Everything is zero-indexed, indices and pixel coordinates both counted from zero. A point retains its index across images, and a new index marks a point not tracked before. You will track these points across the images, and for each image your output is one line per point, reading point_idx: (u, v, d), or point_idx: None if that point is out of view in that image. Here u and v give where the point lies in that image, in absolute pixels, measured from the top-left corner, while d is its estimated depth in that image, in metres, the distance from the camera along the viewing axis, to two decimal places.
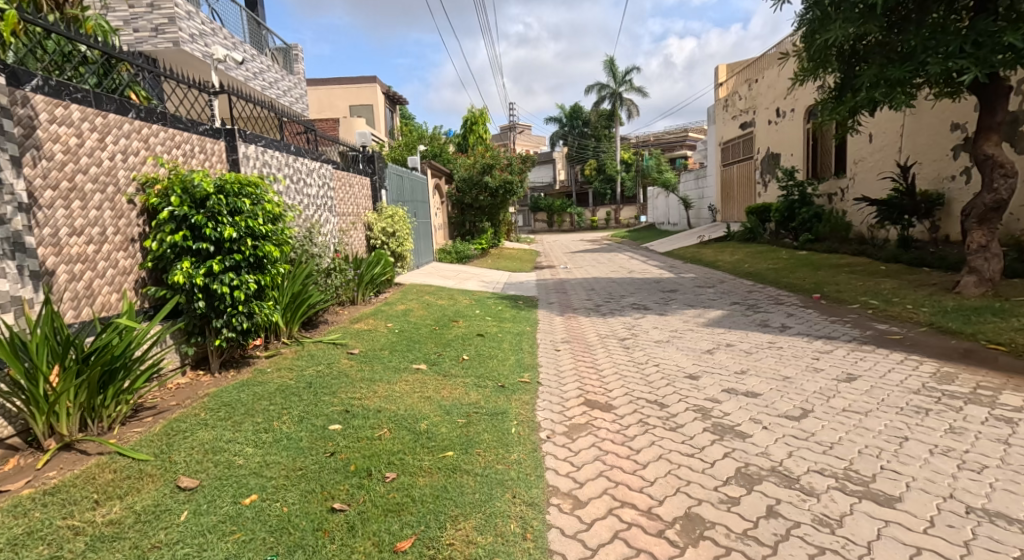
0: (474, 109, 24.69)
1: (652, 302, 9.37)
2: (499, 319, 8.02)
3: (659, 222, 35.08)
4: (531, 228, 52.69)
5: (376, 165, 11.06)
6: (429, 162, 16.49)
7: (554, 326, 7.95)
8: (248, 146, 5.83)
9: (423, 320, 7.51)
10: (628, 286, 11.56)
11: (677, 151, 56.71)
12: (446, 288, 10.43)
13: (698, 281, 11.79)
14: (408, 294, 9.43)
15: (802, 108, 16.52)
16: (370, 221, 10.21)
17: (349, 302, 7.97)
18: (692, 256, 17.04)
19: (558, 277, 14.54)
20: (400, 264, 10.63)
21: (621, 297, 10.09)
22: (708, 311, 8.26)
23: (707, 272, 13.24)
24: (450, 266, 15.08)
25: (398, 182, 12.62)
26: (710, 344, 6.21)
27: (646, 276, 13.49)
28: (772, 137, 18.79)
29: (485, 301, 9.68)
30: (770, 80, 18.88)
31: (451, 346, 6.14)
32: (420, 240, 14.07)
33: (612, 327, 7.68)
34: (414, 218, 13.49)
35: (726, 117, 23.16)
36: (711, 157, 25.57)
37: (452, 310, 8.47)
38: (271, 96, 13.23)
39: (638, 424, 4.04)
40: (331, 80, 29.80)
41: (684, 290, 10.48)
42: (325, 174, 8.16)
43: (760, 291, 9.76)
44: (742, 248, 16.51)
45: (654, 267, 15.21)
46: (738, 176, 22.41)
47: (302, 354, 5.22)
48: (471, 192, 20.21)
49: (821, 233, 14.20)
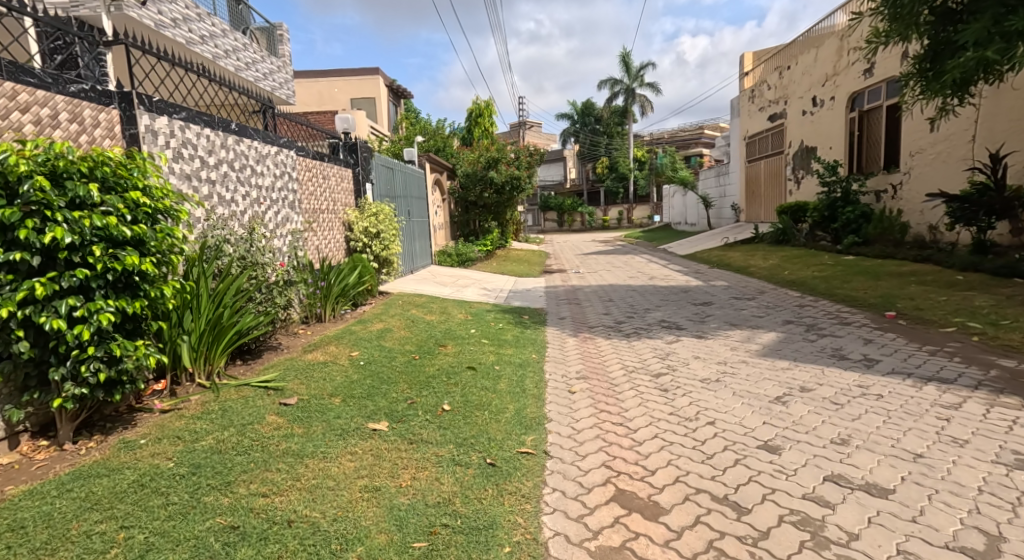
0: (481, 101, 23.15)
1: (685, 320, 7.78)
2: (499, 343, 6.48)
3: (676, 222, 33.38)
4: (541, 228, 51.08)
5: (364, 158, 9.68)
6: (429, 155, 14.98)
7: (567, 352, 6.41)
8: (157, 119, 4.32)
9: (400, 345, 5.97)
10: (652, 298, 9.96)
11: (693, 149, 54.94)
12: (439, 300, 8.88)
13: (734, 292, 10.15)
14: (391, 308, 7.89)
15: (845, 94, 14.85)
16: (350, 219, 8.72)
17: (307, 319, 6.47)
18: (718, 260, 15.37)
19: (570, 284, 12.97)
20: (385, 270, 9.10)
21: (647, 312, 8.51)
22: (760, 334, 6.65)
23: (740, 280, 11.61)
24: (449, 271, 13.52)
25: (390, 176, 11.15)
26: (778, 388, 4.61)
27: (670, 283, 11.87)
28: (807, 129, 17.09)
29: (484, 316, 8.13)
30: (805, 65, 17.21)
31: (430, 389, 4.61)
32: (415, 242, 12.54)
33: (641, 355, 6.11)
34: (407, 218, 11.97)
35: (752, 108, 21.47)
36: (736, 152, 23.85)
37: (441, 330, 6.94)
38: (250, 80, 11.78)
39: (711, 557, 2.49)
40: (332, 72, 28.46)
41: (721, 304, 8.86)
42: (291, 164, 6.76)
43: (813, 306, 8.14)
44: (775, 252, 14.81)
45: (677, 272, 13.61)
46: (766, 173, 20.67)
47: (210, 407, 3.65)
48: (475, 188, 18.68)
49: (871, 235, 12.48)
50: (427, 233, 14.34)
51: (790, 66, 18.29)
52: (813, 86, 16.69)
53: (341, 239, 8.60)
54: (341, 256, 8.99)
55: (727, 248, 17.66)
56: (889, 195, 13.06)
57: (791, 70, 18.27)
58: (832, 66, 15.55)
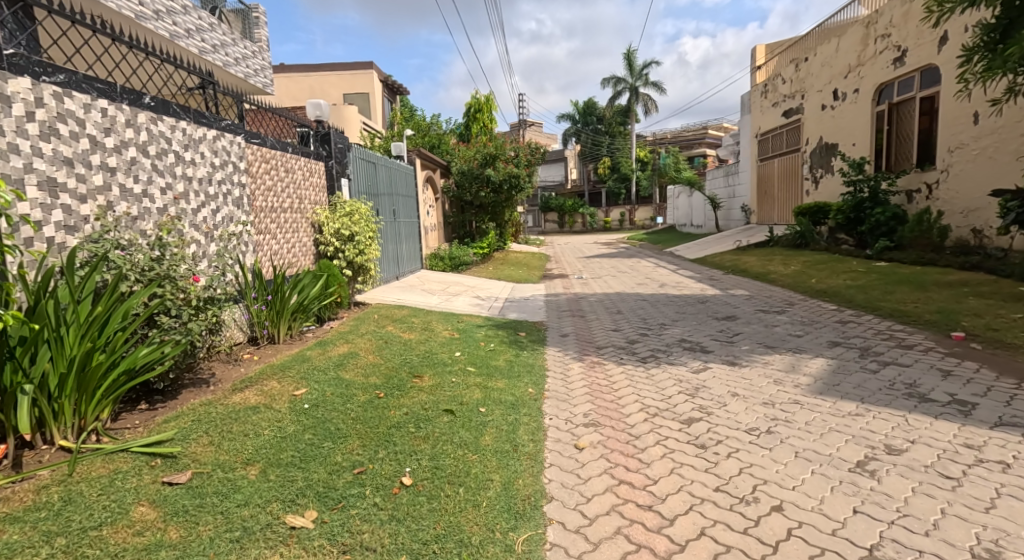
0: (479, 96, 22.00)
1: (710, 340, 6.64)
2: (489, 371, 5.32)
3: (681, 224, 32.21)
4: (541, 229, 49.89)
5: (340, 148, 8.50)
6: (419, 151, 13.82)
7: (571, 382, 5.25)
8: (11, 80, 3.15)
9: (364, 377, 4.81)
10: (667, 310, 8.79)
11: (696, 150, 53.92)
12: (423, 314, 7.74)
13: (759, 303, 9.00)
14: (362, 324, 6.71)
15: (873, 86, 13.74)
16: (319, 220, 7.60)
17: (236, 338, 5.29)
18: (733, 266, 14.22)
19: (573, 291, 11.81)
20: (361, 278, 7.97)
21: (663, 329, 7.36)
22: (805, 360, 5.50)
23: (762, 289, 10.46)
24: (439, 277, 12.36)
25: (372, 171, 10.02)
26: (855, 447, 3.44)
27: (683, 292, 10.71)
28: (828, 124, 15.95)
29: (474, 334, 6.98)
30: (826, 56, 16.07)
31: (391, 447, 3.44)
32: (401, 245, 11.38)
33: (662, 388, 4.96)
34: (390, 219, 10.82)
35: (765, 104, 20.33)
36: (747, 151, 22.76)
37: (419, 354, 5.79)
38: (220, 65, 10.62)
39: None
40: (324, 66, 27.32)
41: (748, 319, 7.71)
42: (240, 150, 5.60)
43: (858, 323, 7.00)
44: (796, 257, 13.66)
45: (690, 279, 12.45)
46: (780, 172, 19.52)
47: (48, 497, 2.47)
48: (471, 187, 17.51)
49: (905, 240, 11.36)
50: (416, 235, 13.18)
51: (808, 58, 17.16)
52: (835, 78, 15.55)
53: (309, 242, 7.46)
54: (310, 262, 7.84)
55: (740, 252, 16.50)
56: (922, 195, 12.00)
57: (808, 62, 17.18)
58: (856, 56, 14.47)
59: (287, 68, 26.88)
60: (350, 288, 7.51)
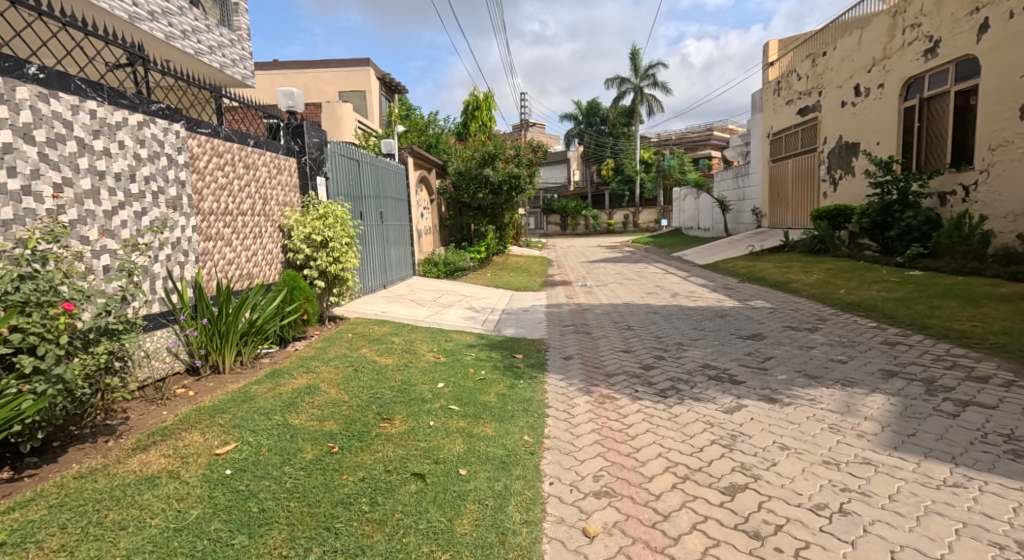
0: (478, 93, 21.11)
1: (739, 365, 5.69)
2: (476, 411, 4.37)
3: (688, 227, 31.19)
4: (543, 231, 48.96)
5: (315, 142, 7.55)
6: (412, 149, 12.95)
7: (576, 425, 4.27)
8: None
9: (318, 422, 3.85)
10: (683, 327, 7.84)
11: (701, 151, 53.02)
12: (407, 333, 6.81)
13: (786, 319, 8.04)
14: (332, 345, 5.75)
15: (901, 80, 12.80)
16: (288, 224, 6.68)
17: (163, 370, 4.33)
18: (749, 274, 13.24)
19: (576, 301, 10.86)
20: (338, 290, 7.02)
21: (682, 351, 6.41)
22: (861, 397, 4.54)
23: (786, 301, 9.51)
24: (431, 285, 11.42)
25: (354, 170, 9.06)
26: (976, 547, 2.51)
27: (698, 304, 9.76)
28: (850, 122, 15.00)
29: (463, 356, 6.03)
30: (848, 50, 15.14)
31: (331, 542, 2.50)
32: (387, 250, 10.43)
33: (690, 437, 3.98)
34: (375, 223, 9.86)
35: (780, 102, 19.39)
36: (759, 152, 21.83)
37: (394, 387, 4.82)
38: (192, 54, 9.73)
39: None
40: (320, 64, 26.47)
41: (777, 338, 6.77)
42: (181, 139, 4.64)
43: (908, 345, 6.05)
44: (817, 264, 12.71)
45: (704, 288, 11.49)
46: (795, 173, 18.53)
47: None
48: (468, 188, 16.59)
49: (941, 246, 10.41)
50: (407, 240, 12.24)
51: (828, 52, 16.23)
52: (857, 73, 14.63)
53: (275, 250, 6.53)
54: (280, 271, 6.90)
55: (755, 258, 15.53)
56: (957, 198, 11.10)
57: (827, 57, 16.29)
58: (882, 49, 13.58)
59: (281, 65, 26.02)
60: (320, 304, 6.55)
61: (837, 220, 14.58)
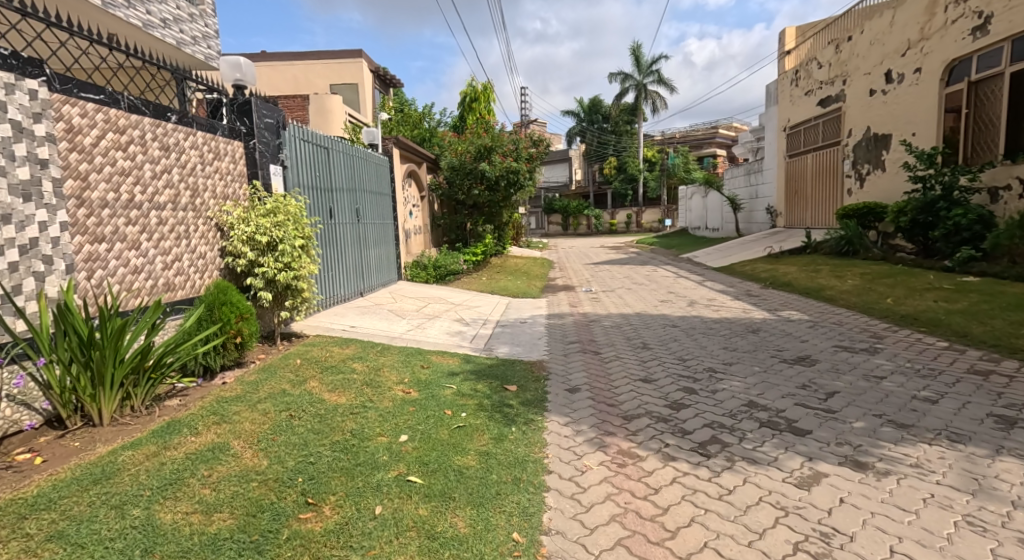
0: (475, 84, 19.85)
1: (796, 405, 4.40)
2: (446, 487, 3.08)
3: (694, 227, 29.91)
4: (544, 231, 47.70)
5: (266, 122, 6.21)
6: (397, 139, 11.69)
7: (589, 510, 3.00)
8: None
9: (202, 518, 2.55)
10: (710, 347, 6.54)
11: (706, 150, 51.78)
12: (375, 356, 5.52)
13: (832, 337, 6.75)
14: (268, 378, 4.44)
15: (943, 64, 11.62)
16: (227, 221, 5.36)
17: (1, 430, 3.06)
18: (772, 279, 11.97)
19: (580, 311, 9.59)
20: (291, 302, 5.71)
21: (716, 382, 5.12)
22: (985, 463, 3.26)
23: (824, 313, 8.23)
24: (417, 293, 10.14)
25: (319, 158, 7.75)
26: None
27: (722, 316, 8.48)
28: (882, 110, 13.73)
29: (440, 392, 4.73)
30: (877, 32, 13.91)
31: None
32: (364, 253, 9.14)
33: (760, 537, 2.69)
34: (347, 222, 8.55)
35: (799, 92, 18.13)
36: (774, 147, 20.53)
37: (339, 444, 3.52)
38: (138, 26, 8.47)
39: None
40: (310, 55, 25.22)
41: (834, 365, 5.47)
42: (41, 102, 3.49)
43: (1008, 377, 4.76)
44: (849, 268, 11.45)
45: (724, 296, 10.23)
46: (816, 169, 17.24)
47: None
48: (463, 184, 15.33)
49: (998, 248, 9.14)
50: (389, 241, 10.97)
51: (854, 36, 14.98)
52: (889, 57, 13.40)
53: (208, 253, 5.20)
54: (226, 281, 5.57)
55: (775, 261, 14.24)
56: (1013, 193, 9.94)
57: (853, 41, 15.03)
58: (918, 29, 12.37)
59: (269, 56, 24.72)
60: (261, 323, 5.15)
61: (869, 219, 13.41)
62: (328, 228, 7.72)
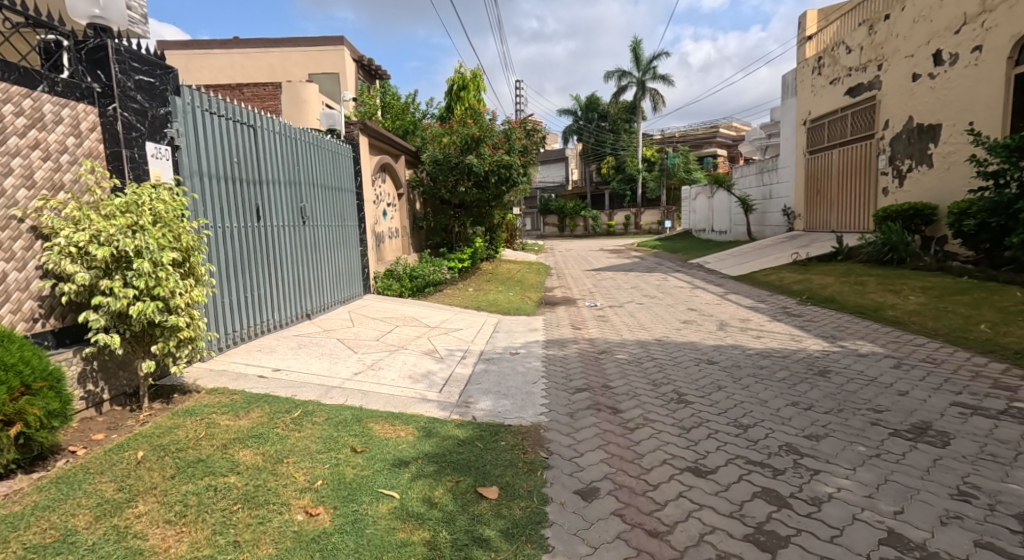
0: (463, 71, 17.96)
1: (980, 550, 2.57)
2: None
3: (699, 230, 28.12)
4: (539, 232, 45.90)
5: (138, 80, 4.28)
6: (365, 124, 9.66)
7: None
8: None
9: None
10: (773, 404, 4.67)
11: (706, 149, 50.00)
12: (281, 432, 3.62)
13: (939, 386, 4.90)
14: (48, 508, 2.52)
15: (1013, 40, 10.00)
16: (49, 224, 3.42)
17: None
18: (810, 294, 10.13)
19: (586, 336, 7.70)
20: (157, 346, 3.77)
21: (813, 482, 3.26)
22: None
23: (903, 345, 6.37)
24: (384, 312, 8.23)
25: (240, 140, 5.83)
26: None
27: (768, 348, 6.60)
28: (931, 97, 11.97)
29: (368, 513, 2.86)
30: (923, 7, 12.18)
31: None
32: (309, 263, 7.22)
33: None
34: (284, 224, 6.66)
35: (825, 80, 16.31)
36: (791, 143, 18.76)
37: None
38: None
39: None
40: (287, 41, 23.31)
41: (986, 446, 3.61)
42: None
43: None
44: (904, 282, 9.63)
45: (761, 318, 8.36)
46: (845, 165, 15.39)
47: None
48: (447, 180, 13.41)
49: None
50: (352, 246, 9.09)
51: (892, 14, 13.22)
52: (940, 35, 11.69)
53: (8, 276, 3.29)
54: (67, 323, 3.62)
55: (805, 271, 12.43)
56: None
57: (891, 20, 13.30)
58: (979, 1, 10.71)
59: (243, 42, 22.70)
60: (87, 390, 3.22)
61: (915, 222, 11.78)
62: (248, 232, 5.78)
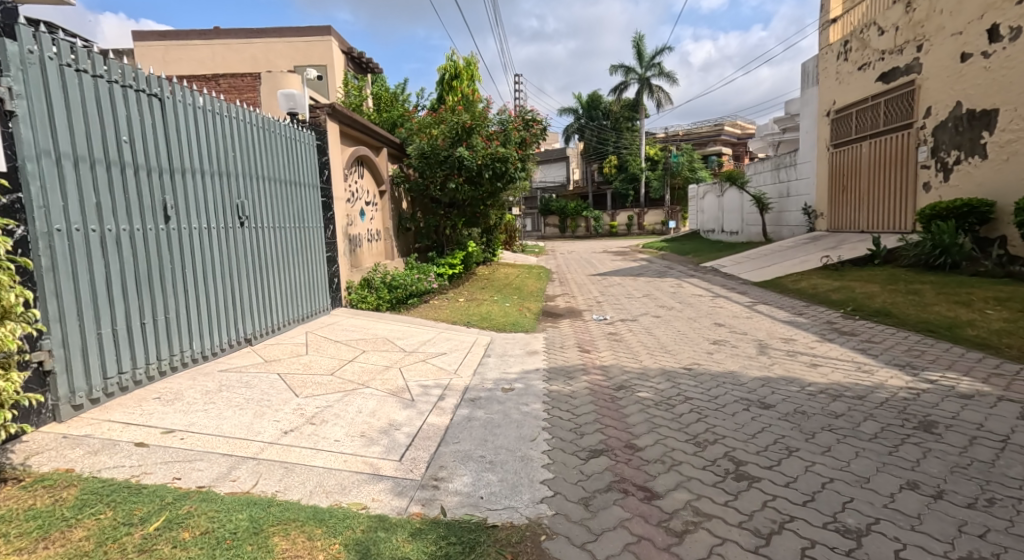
0: (456, 59, 16.49)
1: None
2: None
3: (709, 230, 26.60)
4: (539, 233, 44.36)
5: None
6: (335, 108, 8.14)
7: None
8: None
9: None
10: (882, 487, 3.20)
11: (711, 148, 48.49)
12: None
13: None
14: None
15: None
16: None
17: None
18: (856, 305, 8.66)
19: (597, 363, 6.22)
20: None
21: None
22: None
23: (1013, 380, 4.90)
24: (350, 332, 6.74)
25: (138, 114, 4.32)
26: None
27: (834, 383, 5.13)
28: (984, 78, 10.54)
29: None
30: None
31: None
32: (248, 277, 5.74)
33: None
34: (211, 226, 5.17)
35: (854, 65, 14.80)
36: (813, 135, 17.26)
37: None
38: None
39: None
40: (271, 31, 21.82)
41: None
42: None
43: None
44: (970, 291, 8.16)
45: (809, 338, 6.87)
46: (876, 159, 13.91)
47: None
48: (435, 175, 11.93)
49: None
50: (316, 252, 7.61)
51: None
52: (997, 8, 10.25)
53: None
54: None
55: (841, 276, 10.98)
56: None
57: None
58: None
59: (223, 33, 21.24)
60: None
61: (969, 221, 10.33)
62: (147, 237, 4.29)
